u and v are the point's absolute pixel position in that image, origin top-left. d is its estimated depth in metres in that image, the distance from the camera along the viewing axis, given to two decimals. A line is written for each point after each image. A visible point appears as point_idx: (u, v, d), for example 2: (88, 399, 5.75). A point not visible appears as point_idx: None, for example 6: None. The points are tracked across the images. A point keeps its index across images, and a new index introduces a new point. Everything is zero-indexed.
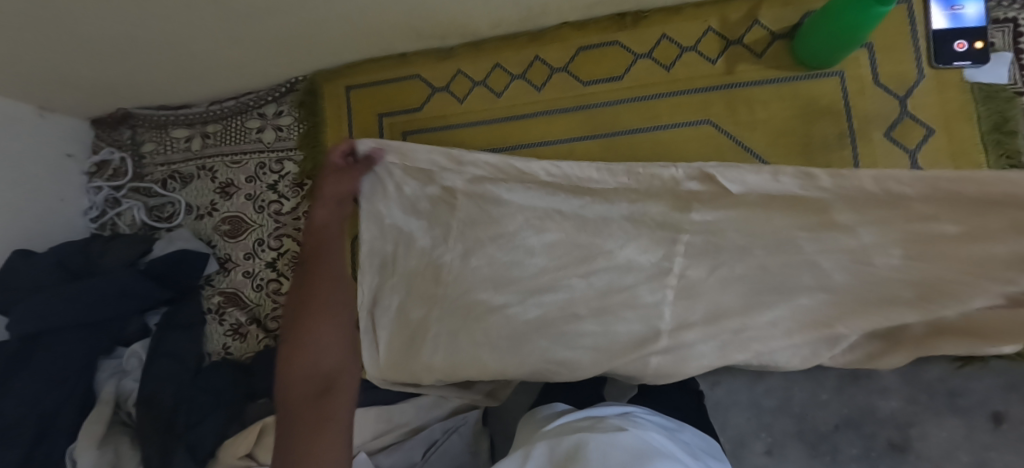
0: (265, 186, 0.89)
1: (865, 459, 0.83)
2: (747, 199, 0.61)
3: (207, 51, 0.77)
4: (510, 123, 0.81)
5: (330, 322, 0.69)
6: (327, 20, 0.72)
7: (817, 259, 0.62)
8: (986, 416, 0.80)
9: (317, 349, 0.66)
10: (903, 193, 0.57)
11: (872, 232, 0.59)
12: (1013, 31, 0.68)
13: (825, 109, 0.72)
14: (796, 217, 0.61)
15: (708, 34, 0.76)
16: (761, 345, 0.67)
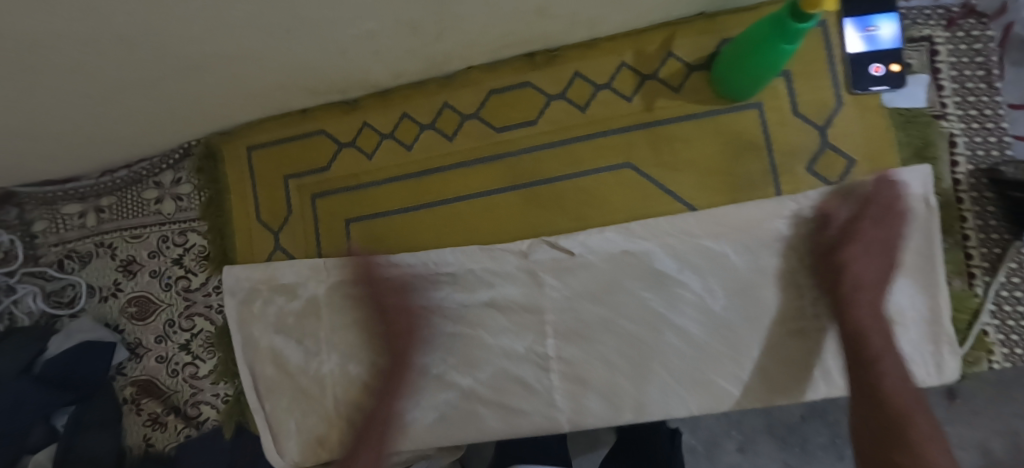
0: (169, 261, 0.82)
1: (832, 447, 0.75)
2: (579, 264, 0.69)
3: (92, 127, 0.70)
4: (426, 178, 0.76)
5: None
6: (217, 81, 0.65)
7: (684, 325, 0.67)
8: None
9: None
10: (697, 239, 0.67)
11: (745, 257, 0.66)
12: (928, 49, 0.66)
13: (747, 143, 0.68)
14: (616, 267, 0.69)
15: (623, 69, 0.71)
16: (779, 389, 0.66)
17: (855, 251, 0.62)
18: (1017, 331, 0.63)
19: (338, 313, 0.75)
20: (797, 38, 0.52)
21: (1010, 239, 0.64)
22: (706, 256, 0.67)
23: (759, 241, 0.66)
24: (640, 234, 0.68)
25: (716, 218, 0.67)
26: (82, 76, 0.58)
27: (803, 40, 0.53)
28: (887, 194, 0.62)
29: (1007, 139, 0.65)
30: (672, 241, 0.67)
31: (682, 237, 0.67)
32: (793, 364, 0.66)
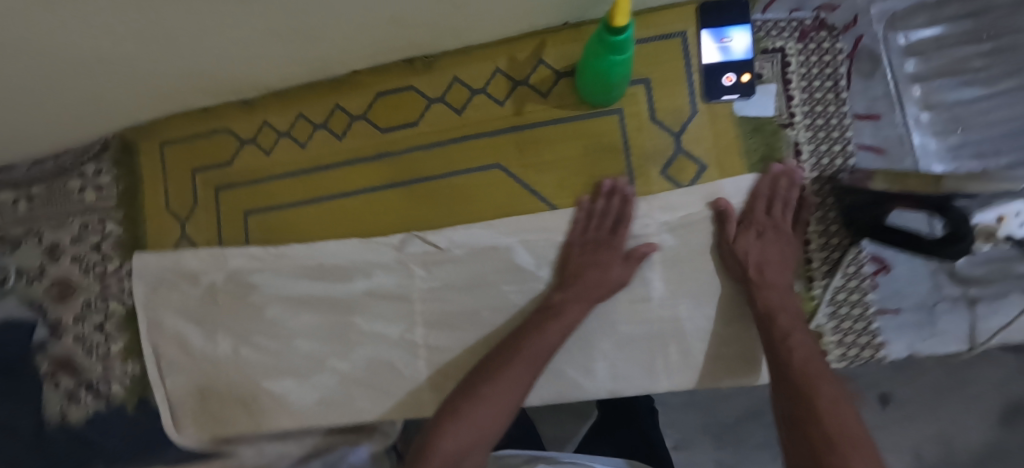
0: (89, 247, 0.88)
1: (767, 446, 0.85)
2: (449, 257, 0.74)
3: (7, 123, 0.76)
4: (317, 174, 0.80)
5: (496, 379, 0.65)
6: (109, 81, 0.71)
7: None
8: (875, 398, 0.82)
9: (460, 435, 0.63)
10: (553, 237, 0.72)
11: None
12: (780, 61, 0.69)
13: (606, 147, 0.72)
14: (480, 261, 0.73)
15: (496, 75, 0.76)
16: (625, 382, 0.69)
17: (607, 259, 0.67)
18: (852, 332, 0.66)
19: (232, 299, 0.81)
20: (625, 40, 0.58)
21: (847, 244, 0.66)
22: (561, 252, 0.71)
23: None
24: (504, 231, 0.73)
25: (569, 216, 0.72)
26: None
27: (632, 43, 0.59)
28: (616, 206, 0.69)
29: (850, 147, 0.68)
30: (531, 237, 0.72)
31: (539, 234, 0.72)
32: (639, 358, 0.69)
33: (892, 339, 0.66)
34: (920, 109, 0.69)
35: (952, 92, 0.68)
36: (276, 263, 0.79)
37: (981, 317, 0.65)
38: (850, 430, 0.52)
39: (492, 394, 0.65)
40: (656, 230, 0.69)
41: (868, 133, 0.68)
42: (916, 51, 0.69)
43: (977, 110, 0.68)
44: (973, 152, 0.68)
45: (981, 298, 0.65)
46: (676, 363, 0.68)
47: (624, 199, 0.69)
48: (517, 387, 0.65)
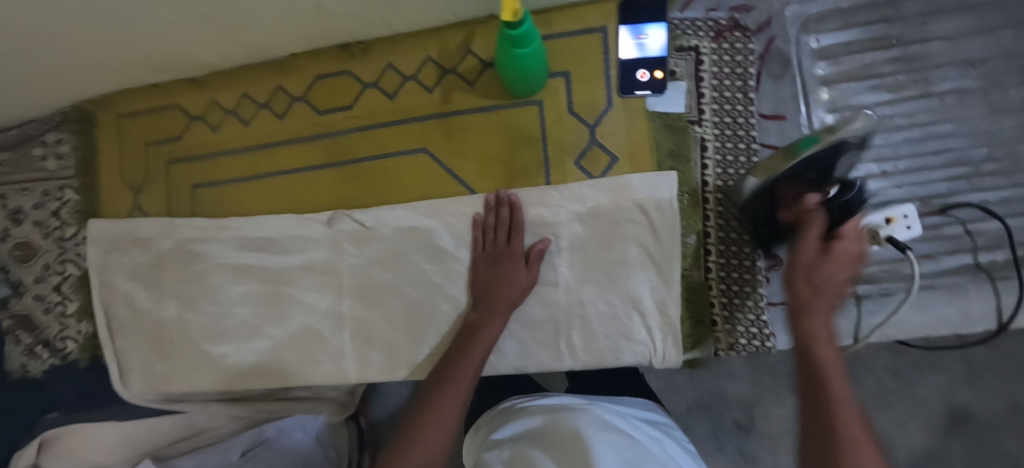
0: (49, 212, 0.93)
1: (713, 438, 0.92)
2: (376, 235, 0.78)
3: None
4: (259, 151, 0.84)
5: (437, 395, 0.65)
6: (56, 57, 0.74)
7: (455, 295, 0.76)
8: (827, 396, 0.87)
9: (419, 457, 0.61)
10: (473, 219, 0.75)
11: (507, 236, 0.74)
12: (694, 59, 0.72)
13: (526, 137, 0.75)
14: (404, 240, 0.77)
15: (427, 63, 0.79)
16: (532, 362, 0.73)
17: (511, 269, 0.70)
18: (743, 322, 0.70)
19: (176, 267, 0.85)
20: (527, 28, 0.60)
21: (744, 239, 0.70)
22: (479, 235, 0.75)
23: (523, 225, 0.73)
24: (427, 212, 0.76)
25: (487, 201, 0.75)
26: None
27: (535, 32, 0.61)
28: (506, 214, 0.72)
29: (755, 146, 0.70)
30: (452, 219, 0.76)
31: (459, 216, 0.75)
32: (543, 339, 0.72)
33: (779, 331, 0.70)
34: (828, 111, 0.71)
35: (860, 96, 0.70)
36: (216, 234, 0.83)
37: (865, 313, 0.68)
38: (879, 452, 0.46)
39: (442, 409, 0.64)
40: (567, 218, 0.72)
41: (773, 133, 0.71)
42: (827, 55, 0.71)
43: (883, 115, 0.70)
44: (876, 155, 0.70)
45: (866, 296, 0.68)
46: (580, 345, 0.72)
47: (512, 205, 0.72)
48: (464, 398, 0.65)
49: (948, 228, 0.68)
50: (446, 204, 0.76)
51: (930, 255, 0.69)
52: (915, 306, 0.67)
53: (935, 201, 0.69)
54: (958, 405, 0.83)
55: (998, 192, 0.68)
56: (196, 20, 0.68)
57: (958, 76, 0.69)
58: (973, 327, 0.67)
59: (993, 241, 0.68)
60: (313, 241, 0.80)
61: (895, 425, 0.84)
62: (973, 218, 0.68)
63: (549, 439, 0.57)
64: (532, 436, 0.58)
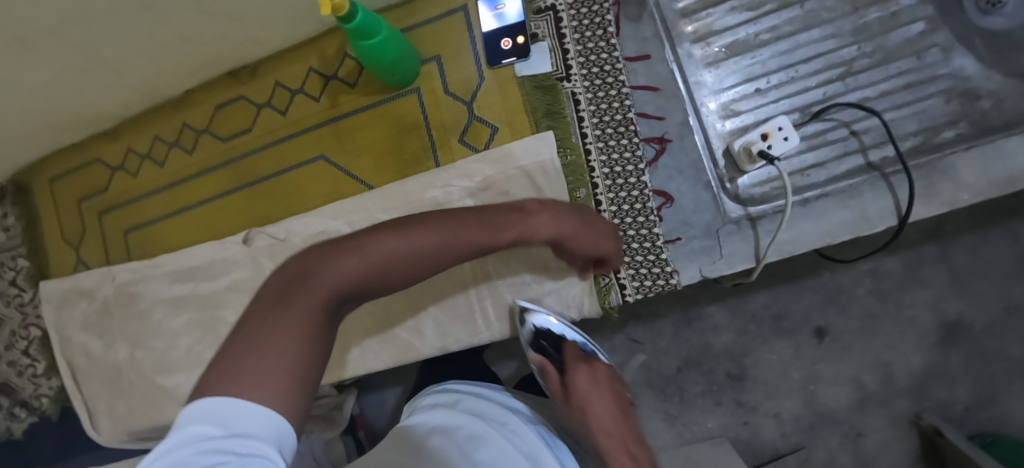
0: (7, 282, 0.98)
1: (710, 393, 0.93)
2: (288, 244, 0.81)
3: None
4: (177, 187, 0.88)
5: (422, 236, 0.49)
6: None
7: None
8: (812, 331, 0.91)
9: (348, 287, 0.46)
10: (374, 213, 0.77)
11: None
12: (553, 17, 0.73)
13: (409, 125, 0.77)
14: (315, 244, 0.80)
15: (310, 74, 0.81)
16: (457, 339, 0.76)
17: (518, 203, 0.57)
18: (645, 264, 0.69)
19: (123, 311, 0.90)
20: (358, 17, 0.61)
21: (631, 182, 0.70)
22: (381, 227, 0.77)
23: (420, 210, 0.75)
24: (331, 214, 0.79)
25: (382, 193, 0.77)
26: None
27: (370, 17, 0.62)
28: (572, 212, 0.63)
29: (625, 90, 0.71)
30: (354, 217, 0.78)
31: (359, 213, 0.78)
32: (460, 317, 0.75)
33: (683, 266, 0.69)
34: (693, 43, 0.71)
35: (721, 21, 0.70)
36: (152, 272, 0.88)
37: (763, 234, 0.67)
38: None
39: (411, 253, 0.48)
40: (459, 196, 0.74)
41: (641, 74, 0.72)
42: None
43: (747, 34, 0.70)
44: (748, 75, 0.70)
45: (760, 217, 0.68)
46: (493, 315, 0.74)
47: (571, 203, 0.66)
48: (449, 260, 0.51)
49: (832, 133, 0.68)
50: (347, 203, 0.78)
51: (818, 164, 0.68)
52: (810, 216, 0.66)
53: (812, 108, 0.68)
54: (951, 319, 0.88)
55: (875, 87, 0.67)
56: (72, 71, 0.73)
57: None
58: (873, 227, 0.65)
59: (878, 137, 0.67)
60: (236, 262, 0.83)
61: (890, 349, 0.89)
62: (854, 118, 0.67)
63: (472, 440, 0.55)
64: (472, 434, 0.56)
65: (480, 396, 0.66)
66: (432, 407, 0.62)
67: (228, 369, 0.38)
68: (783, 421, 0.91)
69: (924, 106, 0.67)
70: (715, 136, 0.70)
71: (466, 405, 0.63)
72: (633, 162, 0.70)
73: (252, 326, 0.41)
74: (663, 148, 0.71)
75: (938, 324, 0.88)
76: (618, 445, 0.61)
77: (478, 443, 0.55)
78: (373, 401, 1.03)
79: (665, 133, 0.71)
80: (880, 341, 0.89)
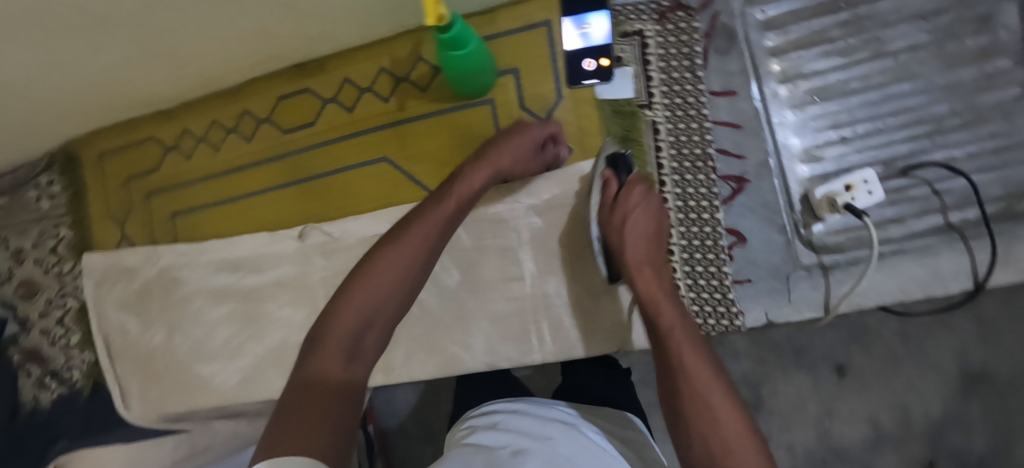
0: (47, 250, 0.98)
1: None
2: (345, 244, 0.80)
3: None
4: (231, 174, 0.87)
5: (389, 259, 0.57)
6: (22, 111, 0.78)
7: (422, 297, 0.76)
8: (832, 368, 0.78)
9: (349, 323, 0.54)
10: None
11: (467, 235, 0.75)
12: (640, 43, 0.72)
13: (479, 136, 0.76)
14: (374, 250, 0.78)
15: (381, 73, 0.80)
16: (506, 358, 0.73)
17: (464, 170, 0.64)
18: (710, 302, 0.69)
19: (165, 293, 0.89)
20: (454, 26, 0.59)
21: (704, 219, 0.69)
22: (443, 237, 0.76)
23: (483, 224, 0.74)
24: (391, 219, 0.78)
25: None
26: None
27: (466, 27, 0.61)
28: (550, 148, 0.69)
29: (707, 125, 0.70)
30: None
31: None
32: (509, 336, 0.73)
33: (748, 307, 0.68)
34: (780, 83, 0.70)
35: (811, 64, 0.69)
36: (197, 258, 0.87)
37: (834, 283, 0.66)
38: (742, 440, 0.46)
39: (391, 266, 0.57)
40: (524, 214, 0.73)
41: (724, 109, 0.70)
42: (775, 26, 0.70)
43: (837, 80, 0.69)
44: (833, 121, 0.68)
45: (834, 266, 0.67)
46: (549, 336, 0.72)
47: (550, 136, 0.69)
48: (421, 256, 0.58)
49: (915, 190, 0.67)
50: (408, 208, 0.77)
51: (897, 219, 0.67)
52: (883, 270, 0.65)
53: (897, 163, 0.67)
54: (973, 366, 0.75)
55: (964, 148, 0.66)
56: (143, 56, 0.71)
57: (912, 33, 0.67)
58: (947, 288, 0.65)
59: (962, 199, 0.66)
60: (287, 257, 0.82)
61: (910, 391, 0.76)
62: (939, 177, 0.66)
63: (515, 456, 0.50)
64: (515, 451, 0.52)
65: (521, 413, 0.62)
66: (474, 432, 0.59)
67: (268, 448, 0.43)
68: (795, 455, 0.79)
69: (1013, 173, 0.65)
70: (795, 180, 0.69)
71: (504, 424, 0.58)
72: (708, 198, 0.69)
73: (293, 400, 0.48)
74: (739, 188, 0.69)
75: (958, 370, 0.75)
76: (644, 262, 0.62)
77: (522, 456, 0.50)
78: (387, 398, 1.02)
79: (743, 172, 0.70)
80: (898, 383, 0.77)
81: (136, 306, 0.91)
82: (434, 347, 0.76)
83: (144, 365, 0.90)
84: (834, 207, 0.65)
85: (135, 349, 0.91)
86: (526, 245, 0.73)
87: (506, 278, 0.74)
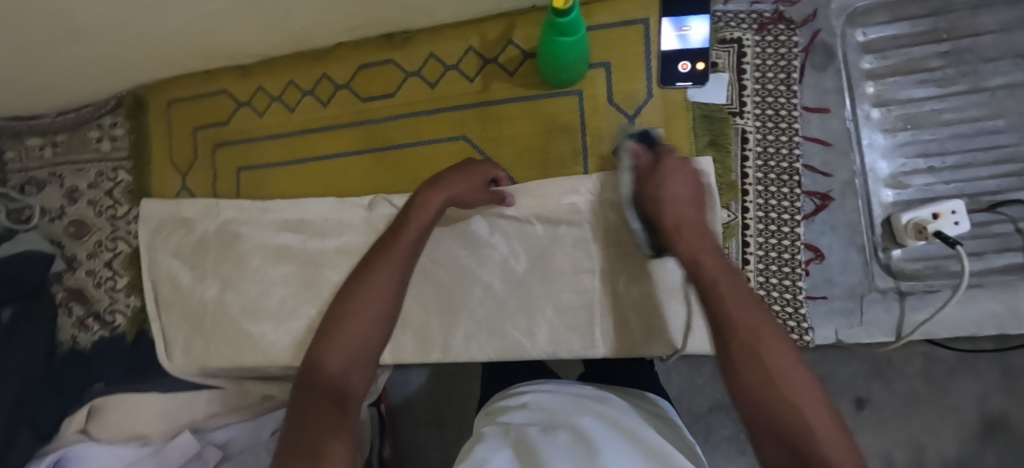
0: (103, 192, 0.98)
1: (736, 441, 0.87)
2: None
3: (36, 77, 0.86)
4: (304, 136, 0.87)
5: (358, 299, 0.57)
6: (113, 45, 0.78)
7: (487, 279, 0.77)
8: (850, 401, 0.77)
9: (335, 362, 0.54)
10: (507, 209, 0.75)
11: (540, 223, 0.75)
12: (737, 51, 0.72)
13: (563, 126, 0.76)
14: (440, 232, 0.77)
15: (468, 53, 0.80)
16: (565, 347, 0.74)
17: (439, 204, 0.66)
18: (781, 315, 0.69)
19: (222, 247, 0.89)
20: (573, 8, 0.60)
21: (784, 231, 0.69)
22: (516, 223, 0.76)
23: (558, 215, 0.74)
24: None
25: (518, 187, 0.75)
26: (16, 37, 0.74)
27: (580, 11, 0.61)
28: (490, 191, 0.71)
29: (797, 139, 0.70)
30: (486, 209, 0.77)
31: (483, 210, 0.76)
32: (572, 327, 0.74)
33: (819, 325, 0.69)
34: (873, 105, 0.70)
35: (906, 91, 0.69)
36: (258, 216, 0.87)
37: (911, 310, 0.67)
38: (818, 413, 0.40)
39: (362, 300, 0.57)
40: (601, 208, 0.73)
41: (816, 126, 0.71)
42: (874, 49, 0.70)
43: (931, 109, 0.69)
44: (923, 150, 0.69)
45: (910, 293, 0.68)
46: (614, 332, 0.73)
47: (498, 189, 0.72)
48: (385, 285, 0.58)
49: (999, 226, 0.67)
50: None
51: (977, 254, 0.67)
52: (961, 304, 0.66)
53: (984, 198, 0.67)
54: (990, 409, 0.74)
55: None
56: (244, 7, 0.71)
57: (1012, 71, 0.67)
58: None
59: None
60: (353, 225, 0.82)
61: (924, 430, 0.76)
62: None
63: (545, 434, 0.52)
64: (543, 430, 0.53)
65: (554, 390, 0.63)
66: (503, 412, 0.59)
67: None
68: None
69: None
70: (878, 203, 0.69)
71: (530, 404, 0.59)
72: (790, 212, 0.69)
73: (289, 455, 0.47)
74: (824, 205, 0.70)
75: (975, 411, 0.75)
76: (688, 230, 0.55)
77: (555, 432, 0.52)
78: (400, 380, 1.02)
79: (828, 190, 0.70)
80: (915, 422, 0.76)
81: (191, 259, 0.91)
82: (493, 330, 0.76)
83: (190, 318, 0.91)
84: (921, 234, 0.65)
85: (183, 300, 0.91)
86: (602, 239, 0.73)
87: (577, 269, 0.74)
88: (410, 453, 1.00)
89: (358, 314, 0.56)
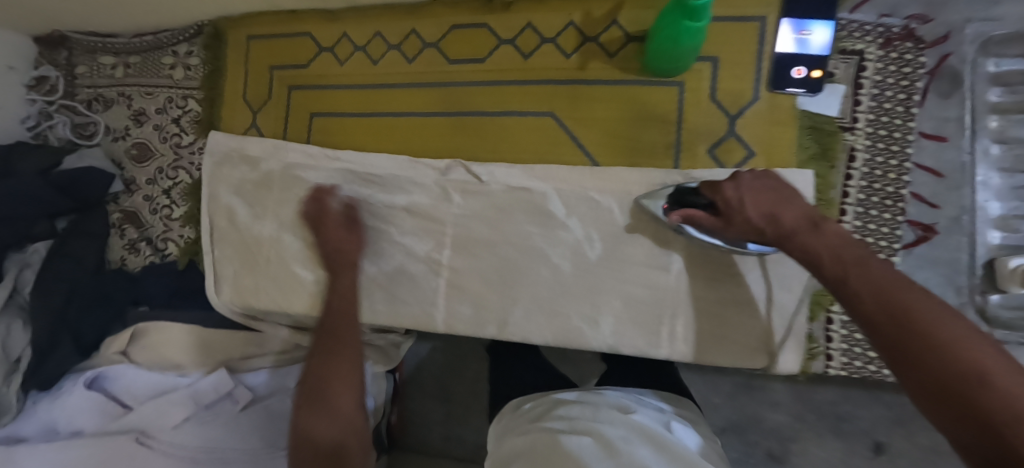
0: (169, 119, 0.97)
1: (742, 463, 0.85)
2: (489, 190, 0.77)
3: None
4: (383, 90, 0.85)
5: (316, 373, 0.65)
6: None
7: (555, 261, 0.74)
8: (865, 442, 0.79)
9: (317, 427, 0.60)
10: (588, 193, 0.74)
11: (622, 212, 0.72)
12: (857, 63, 0.68)
13: (658, 116, 0.73)
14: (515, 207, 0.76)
15: (569, 27, 0.77)
16: (626, 341, 0.72)
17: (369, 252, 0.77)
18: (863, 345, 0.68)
19: (283, 190, 0.87)
20: None
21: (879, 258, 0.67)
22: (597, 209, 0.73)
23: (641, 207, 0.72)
24: (544, 175, 0.75)
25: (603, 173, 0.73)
26: None
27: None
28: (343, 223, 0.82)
29: (907, 164, 0.67)
30: (565, 190, 0.74)
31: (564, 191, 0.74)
32: (637, 323, 0.72)
33: None
34: (993, 141, 0.66)
35: None
36: (325, 162, 0.85)
37: None
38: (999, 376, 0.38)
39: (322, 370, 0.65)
40: None
41: (930, 153, 0.67)
42: (1004, 81, 0.66)
43: None
44: None
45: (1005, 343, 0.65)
46: (681, 335, 0.70)
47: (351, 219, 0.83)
48: (341, 355, 0.67)
49: None
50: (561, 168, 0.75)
51: None
52: None
53: None
54: None
55: None
56: None
57: None
58: None
59: None
60: (423, 187, 0.80)
61: None
62: None
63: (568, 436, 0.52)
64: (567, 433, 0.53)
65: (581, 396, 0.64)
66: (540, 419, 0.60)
67: None
68: None
69: None
70: (984, 244, 0.66)
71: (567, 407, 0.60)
72: (888, 239, 0.67)
73: None
74: (926, 237, 0.66)
75: None
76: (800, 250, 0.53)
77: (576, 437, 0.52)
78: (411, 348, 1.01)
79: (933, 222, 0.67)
80: None
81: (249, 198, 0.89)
82: (552, 313, 0.74)
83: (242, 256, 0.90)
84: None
85: (237, 238, 0.90)
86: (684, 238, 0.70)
87: (651, 265, 0.71)
88: (414, 422, 1.00)
89: (327, 382, 0.64)
